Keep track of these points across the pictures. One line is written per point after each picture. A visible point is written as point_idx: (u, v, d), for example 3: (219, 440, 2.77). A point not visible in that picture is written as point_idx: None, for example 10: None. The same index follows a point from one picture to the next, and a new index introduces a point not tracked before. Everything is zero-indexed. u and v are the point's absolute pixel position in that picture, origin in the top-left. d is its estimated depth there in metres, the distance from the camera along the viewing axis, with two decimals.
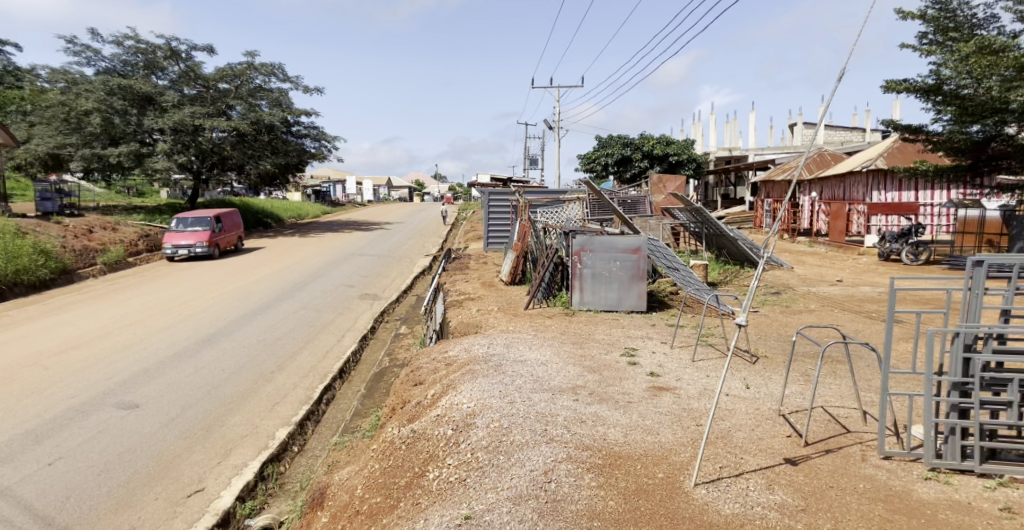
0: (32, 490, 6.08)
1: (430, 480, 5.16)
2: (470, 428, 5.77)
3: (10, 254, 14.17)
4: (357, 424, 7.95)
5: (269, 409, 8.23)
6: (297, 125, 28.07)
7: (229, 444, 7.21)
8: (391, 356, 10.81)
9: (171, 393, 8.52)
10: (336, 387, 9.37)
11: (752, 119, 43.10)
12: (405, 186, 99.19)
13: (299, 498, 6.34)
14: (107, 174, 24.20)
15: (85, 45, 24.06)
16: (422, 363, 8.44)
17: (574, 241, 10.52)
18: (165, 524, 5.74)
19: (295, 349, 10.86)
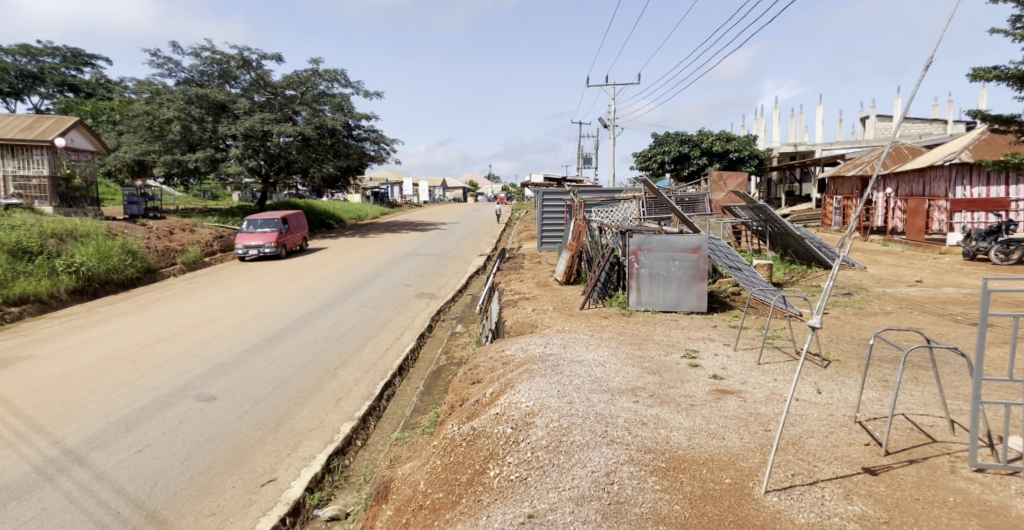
0: (124, 475, 6.47)
1: (491, 478, 5.21)
2: (529, 427, 5.77)
3: (102, 254, 15.07)
4: (417, 421, 8.09)
5: (334, 404, 8.47)
6: (358, 128, 28.74)
7: (298, 437, 7.48)
8: (448, 355, 10.94)
9: (245, 387, 8.90)
10: (396, 384, 9.56)
11: (820, 112, 41.47)
12: (460, 187, 100.17)
13: (364, 491, 6.53)
14: (185, 179, 25.50)
15: (166, 57, 25.42)
16: (481, 361, 8.49)
17: (631, 241, 10.39)
18: (241, 512, 5.99)
19: (357, 346, 11.15)
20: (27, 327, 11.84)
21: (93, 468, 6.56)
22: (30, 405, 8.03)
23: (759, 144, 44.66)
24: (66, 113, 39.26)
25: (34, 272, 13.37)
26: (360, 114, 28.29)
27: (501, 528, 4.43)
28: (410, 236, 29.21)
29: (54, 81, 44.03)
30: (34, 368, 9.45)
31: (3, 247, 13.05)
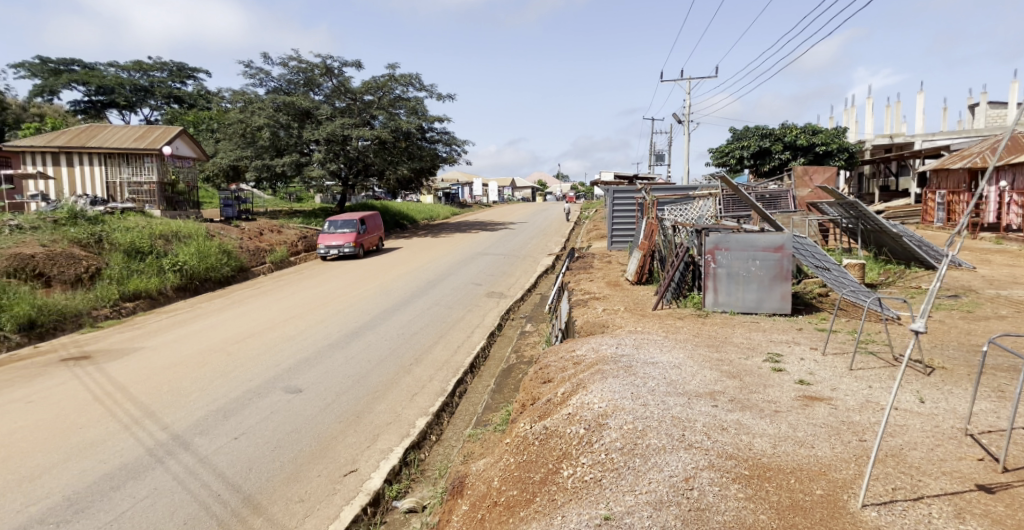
0: (223, 460, 6.84)
1: (564, 478, 5.18)
2: (603, 428, 5.69)
3: (201, 253, 15.99)
4: (489, 418, 8.18)
5: (409, 399, 8.67)
6: (430, 131, 29.34)
7: (377, 430, 7.70)
8: (518, 354, 10.98)
9: (328, 380, 9.25)
10: (468, 381, 9.69)
11: (921, 101, 38.94)
12: (530, 187, 100.42)
13: (439, 485, 6.66)
14: (273, 183, 26.86)
15: (258, 67, 26.87)
16: (552, 360, 8.44)
17: (707, 240, 10.13)
18: (326, 500, 6.21)
19: (431, 343, 11.36)
20: (139, 320, 12.79)
21: (197, 453, 6.98)
22: (142, 392, 8.63)
23: (850, 136, 42.43)
24: (172, 123, 42.35)
25: (144, 271, 14.41)
26: (433, 117, 28.85)
27: (576, 529, 4.39)
28: (480, 236, 29.48)
29: (162, 93, 47.48)
30: (144, 358, 10.17)
31: (119, 247, 14.27)
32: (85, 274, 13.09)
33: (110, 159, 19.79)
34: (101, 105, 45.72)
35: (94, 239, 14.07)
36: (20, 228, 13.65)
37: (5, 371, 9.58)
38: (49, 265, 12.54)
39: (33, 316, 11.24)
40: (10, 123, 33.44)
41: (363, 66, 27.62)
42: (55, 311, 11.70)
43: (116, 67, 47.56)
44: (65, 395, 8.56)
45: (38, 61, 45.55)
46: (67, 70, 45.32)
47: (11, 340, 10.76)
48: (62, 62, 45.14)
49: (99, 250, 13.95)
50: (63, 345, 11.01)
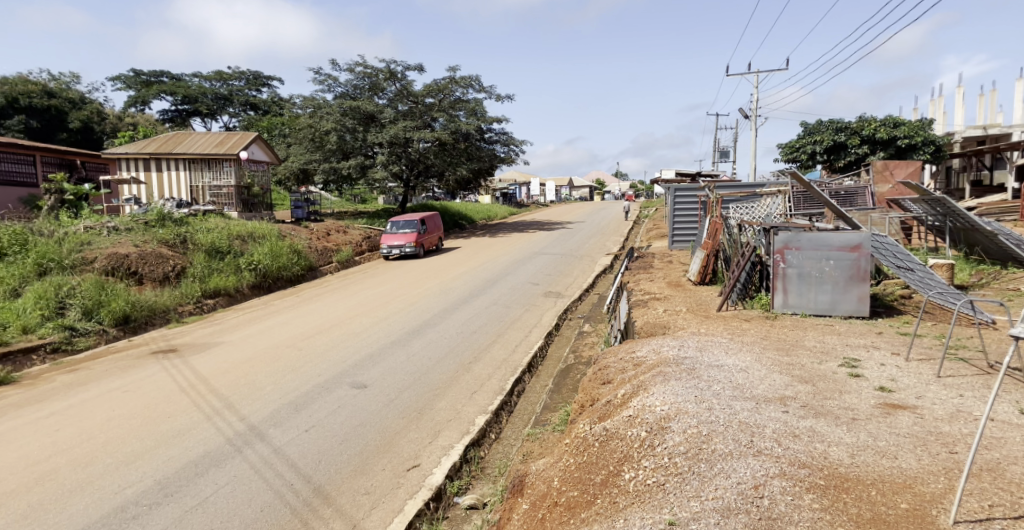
0: (295, 451, 7.06)
1: (626, 481, 5.08)
2: (665, 431, 5.55)
3: (274, 253, 16.60)
4: (548, 418, 8.12)
5: (470, 397, 8.73)
6: (489, 132, 29.55)
7: (438, 426, 7.78)
8: (576, 354, 10.89)
9: (392, 376, 9.43)
10: (526, 380, 9.67)
11: (1019, 89, 36.23)
12: (589, 186, 99.46)
13: (499, 483, 6.67)
14: (339, 185, 27.69)
15: (327, 74, 27.76)
16: (611, 361, 8.30)
17: (777, 238, 9.75)
18: (390, 493, 6.31)
19: (490, 342, 11.41)
20: (218, 317, 13.40)
21: (271, 443, 7.23)
22: (221, 384, 9.02)
23: (937, 128, 39.92)
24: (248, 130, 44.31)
25: (223, 269, 15.10)
26: (492, 118, 29.06)
27: None
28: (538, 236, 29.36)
29: (240, 101, 49.87)
30: (221, 352, 10.64)
31: (201, 247, 15.02)
32: (172, 273, 13.82)
33: (193, 165, 20.85)
34: (187, 114, 48.43)
35: (180, 240, 14.86)
36: (115, 229, 14.59)
37: (103, 362, 10.22)
38: (141, 264, 13.33)
39: (128, 311, 11.94)
40: (108, 132, 35.51)
41: (425, 70, 28.10)
42: (146, 307, 12.40)
43: (198, 77, 50.16)
44: (153, 385, 9.05)
45: (131, 74, 48.55)
46: (157, 81, 48.08)
47: (108, 333, 11.47)
48: (151, 74, 47.92)
49: (184, 249, 14.74)
50: (154, 339, 11.66)
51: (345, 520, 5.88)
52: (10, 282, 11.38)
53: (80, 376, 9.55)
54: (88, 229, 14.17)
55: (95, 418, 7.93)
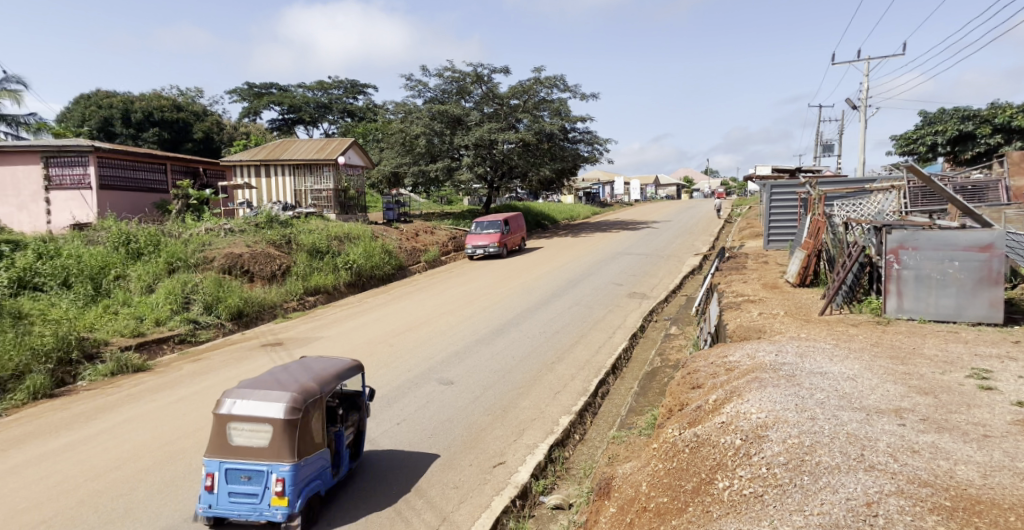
0: (387, 442, 7.25)
1: (720, 490, 4.80)
2: (763, 440, 5.23)
3: (368, 253, 17.20)
4: (634, 421, 7.91)
5: (554, 396, 8.66)
6: (573, 131, 29.36)
7: (522, 425, 7.76)
8: (663, 357, 10.58)
9: (478, 374, 9.52)
10: (610, 382, 9.49)
11: None
12: (675, 184, 96.99)
13: (585, 484, 6.56)
14: (428, 187, 28.42)
15: (418, 79, 28.57)
16: (702, 364, 7.98)
17: (889, 238, 9.05)
18: (478, 488, 6.35)
19: (572, 342, 11.30)
20: (319, 313, 14.04)
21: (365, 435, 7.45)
22: None
23: None
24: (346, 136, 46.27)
25: (323, 268, 15.82)
26: (576, 117, 28.86)
27: None
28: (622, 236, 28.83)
29: (338, 108, 52.26)
30: (319, 346, 11.13)
31: (303, 247, 15.85)
32: (278, 272, 14.63)
33: (297, 170, 22.15)
34: (292, 122, 51.26)
35: (285, 240, 15.76)
36: (231, 231, 15.65)
37: (220, 353, 10.95)
38: (252, 263, 14.22)
39: (241, 307, 12.73)
40: (225, 141, 38.03)
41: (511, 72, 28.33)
42: (257, 302, 13.17)
43: (302, 87, 52.90)
44: None
45: (245, 86, 51.96)
46: (267, 93, 51.16)
47: (225, 327, 12.27)
48: (262, 86, 51.06)
49: (288, 249, 15.61)
50: (264, 333, 12.36)
51: (435, 512, 5.95)
52: (145, 279, 12.40)
53: (201, 365, 10.26)
54: (208, 230, 15.28)
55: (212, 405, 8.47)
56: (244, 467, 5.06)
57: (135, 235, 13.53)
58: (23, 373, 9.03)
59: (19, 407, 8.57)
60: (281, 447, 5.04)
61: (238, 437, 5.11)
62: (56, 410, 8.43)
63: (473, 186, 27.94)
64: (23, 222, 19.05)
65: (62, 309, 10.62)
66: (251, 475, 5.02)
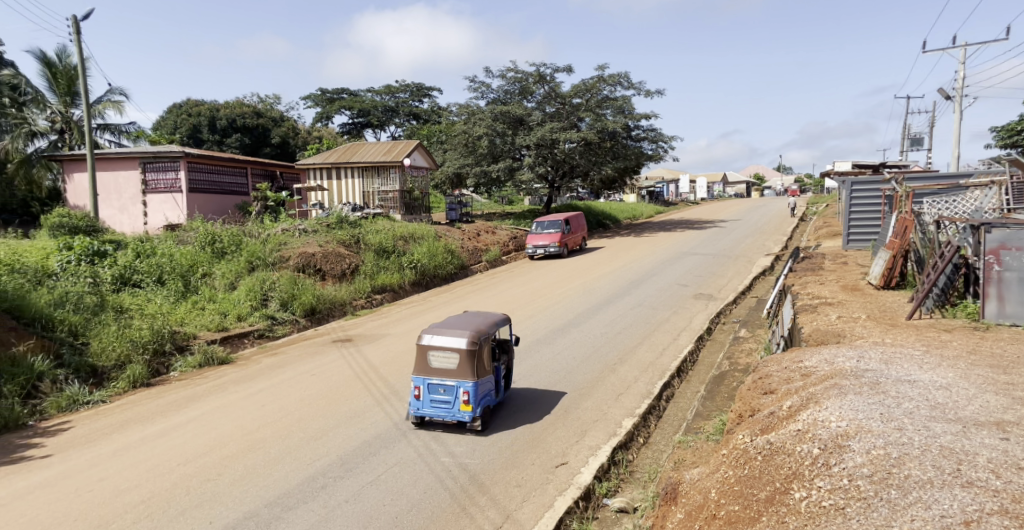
0: (452, 438, 7.31)
1: (796, 500, 4.52)
2: (843, 451, 4.90)
3: (432, 253, 17.45)
4: (701, 426, 7.65)
5: (616, 398, 8.50)
6: (637, 129, 28.84)
7: (585, 426, 7.65)
8: (731, 360, 10.21)
9: (539, 374, 9.46)
10: (675, 386, 9.24)
11: None
12: (744, 181, 93.81)
13: (650, 488, 6.40)
14: (490, 188, 28.59)
15: (481, 81, 28.83)
16: (773, 369, 7.53)
17: (988, 237, 8.53)
18: (541, 488, 6.28)
19: (635, 343, 11.08)
20: (387, 310, 14.33)
21: (431, 431, 7.52)
22: (388, 373, 9.61)
23: None
24: (412, 138, 47.11)
25: (390, 267, 16.15)
26: (640, 115, 28.34)
27: None
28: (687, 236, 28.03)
29: (404, 111, 53.37)
30: (385, 343, 11.37)
31: (371, 247, 16.25)
32: (348, 270, 15.02)
33: (365, 172, 22.66)
34: (361, 126, 52.72)
35: (354, 240, 16.19)
36: (304, 231, 16.22)
37: (295, 348, 11.34)
38: (324, 262, 14.67)
39: (315, 304, 13.14)
40: (299, 145, 39.51)
41: (574, 70, 28.14)
42: (329, 300, 13.57)
43: (371, 92, 54.27)
44: (332, 371, 9.86)
45: (318, 92, 53.80)
46: (338, 98, 52.80)
47: (299, 323, 12.70)
48: (334, 91, 52.68)
49: (357, 249, 16.03)
50: (334, 329, 12.72)
51: (499, 509, 5.91)
52: (228, 277, 13.01)
53: (279, 359, 10.65)
54: (284, 231, 15.88)
55: (288, 397, 8.78)
56: (440, 382, 7.24)
57: (220, 235, 14.22)
58: (124, 362, 9.61)
59: (119, 394, 9.10)
60: (465, 368, 7.15)
61: (435, 361, 7.29)
62: (152, 398, 8.94)
63: (534, 186, 28.02)
64: (123, 223, 20.40)
65: (156, 304, 11.27)
66: (446, 388, 7.17)
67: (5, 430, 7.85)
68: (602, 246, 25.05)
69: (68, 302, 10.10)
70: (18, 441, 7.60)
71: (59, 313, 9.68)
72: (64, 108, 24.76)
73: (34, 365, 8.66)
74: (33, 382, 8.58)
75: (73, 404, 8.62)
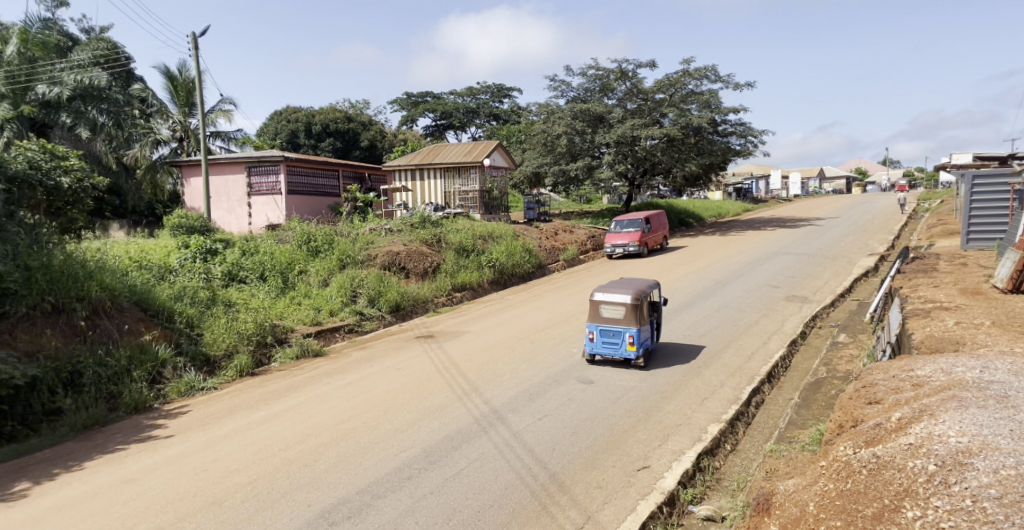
0: (532, 436, 7.21)
1: (908, 520, 3.67)
2: (965, 466, 3.83)
3: (510, 252, 17.50)
4: (795, 435, 7.15)
5: (700, 402, 8.12)
6: (724, 124, 27.78)
7: (667, 430, 7.33)
8: (828, 366, 9.55)
9: (620, 375, 9.20)
10: (766, 392, 8.73)
11: None
12: (842, 177, 88.45)
13: (740, 498, 6.05)
14: (568, 187, 28.35)
15: (561, 80, 28.71)
16: (878, 377, 6.16)
17: None
18: (622, 491, 6.05)
19: (722, 346, 10.59)
20: (466, 308, 14.46)
21: (511, 428, 7.45)
22: (470, 368, 9.68)
23: None
24: (494, 138, 47.58)
25: (469, 265, 16.31)
26: (727, 109, 27.27)
27: None
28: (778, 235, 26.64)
29: (485, 112, 54.05)
30: (467, 340, 11.46)
31: (452, 245, 16.49)
32: (430, 269, 15.28)
33: (447, 173, 23.03)
34: (444, 127, 53.85)
35: (436, 239, 16.48)
36: (390, 230, 16.66)
37: (381, 342, 11.64)
38: (408, 260, 15.02)
39: (399, 300, 13.43)
40: (387, 148, 40.79)
41: (657, 65, 27.48)
42: (412, 296, 13.85)
43: (454, 94, 55.26)
44: (417, 365, 10.02)
45: (404, 95, 55.34)
46: (423, 101, 54.13)
47: (385, 319, 13.01)
48: (419, 95, 53.96)
49: (439, 248, 16.31)
50: (418, 325, 12.93)
51: (580, 510, 5.73)
52: (323, 274, 13.55)
53: (367, 353, 10.94)
54: (372, 230, 16.38)
55: (377, 389, 9.00)
56: (610, 327, 9.28)
57: (315, 235, 14.79)
58: (232, 352, 10.18)
59: (229, 382, 9.62)
60: (630, 317, 9.13)
61: (605, 312, 9.32)
62: (256, 386, 9.38)
63: (614, 184, 27.62)
64: (232, 224, 21.69)
65: (258, 298, 11.87)
66: (615, 332, 9.20)
67: (136, 412, 8.49)
68: (685, 246, 24.24)
69: (185, 296, 10.82)
70: (146, 422, 8.16)
71: (179, 306, 10.36)
72: (184, 118, 26.63)
73: (159, 353, 9.29)
74: (158, 368, 9.22)
75: (190, 390, 9.18)
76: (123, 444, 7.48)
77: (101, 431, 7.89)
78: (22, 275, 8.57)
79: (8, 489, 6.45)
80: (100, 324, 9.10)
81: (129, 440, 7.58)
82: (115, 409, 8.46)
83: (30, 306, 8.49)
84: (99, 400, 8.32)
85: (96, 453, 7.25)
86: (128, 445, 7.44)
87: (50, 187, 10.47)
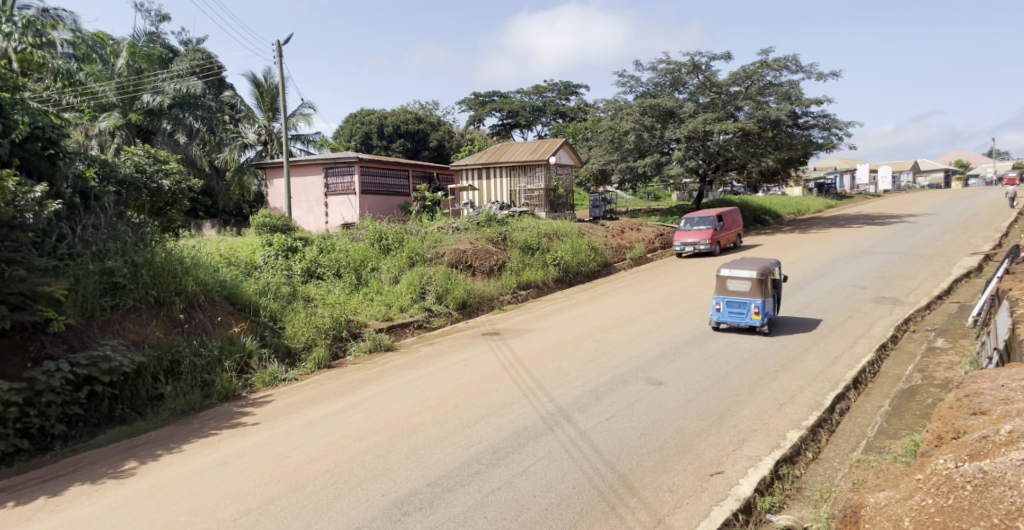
0: (599, 436, 6.93)
1: None
2: None
3: (575, 250, 17.19)
4: (886, 445, 6.54)
5: (778, 407, 7.59)
6: (805, 116, 26.37)
7: (742, 435, 6.87)
8: (923, 373, 8.74)
9: (693, 376, 8.78)
10: (851, 398, 8.08)
11: None
12: (937, 171, 82.42)
13: (825, 509, 5.58)
14: (636, 184, 27.63)
15: (630, 76, 28.08)
16: (985, 384, 5.44)
17: None
18: (695, 496, 5.69)
19: (802, 349, 9.93)
20: (531, 306, 14.26)
21: (578, 426, 7.20)
22: (535, 367, 9.47)
23: None
24: (561, 136, 46.99)
25: (534, 263, 16.11)
26: (808, 100, 25.88)
27: None
28: (863, 232, 24.96)
29: (552, 110, 53.57)
30: (535, 338, 11.25)
31: (516, 244, 16.35)
32: (495, 267, 15.20)
33: (512, 171, 22.94)
34: (511, 127, 53.73)
35: (501, 238, 16.40)
36: (457, 229, 16.65)
37: (450, 338, 11.63)
38: (474, 258, 14.99)
39: (465, 298, 13.40)
40: (453, 149, 41.10)
41: (733, 57, 26.42)
42: (478, 294, 13.80)
43: (521, 93, 55.03)
44: (481, 362, 9.91)
45: (472, 96, 55.59)
46: (490, 100, 54.21)
47: (452, 315, 13.01)
48: (486, 95, 54.05)
49: (504, 246, 16.21)
50: (484, 322, 12.85)
51: (650, 513, 5.43)
52: (393, 271, 13.72)
53: (434, 349, 10.94)
54: (439, 229, 16.44)
55: (444, 385, 8.93)
56: (735, 299, 10.29)
57: (386, 233, 14.99)
58: (310, 346, 10.40)
59: (309, 374, 9.83)
60: (755, 290, 10.10)
61: (732, 286, 10.34)
62: (333, 378, 9.54)
63: (684, 181, 26.71)
64: (308, 222, 22.39)
65: (334, 294, 12.13)
66: (740, 304, 10.18)
67: (227, 399, 8.79)
68: (760, 245, 23.12)
69: (269, 291, 11.14)
70: (237, 410, 8.42)
71: (263, 301, 10.70)
72: (268, 122, 27.89)
73: (246, 345, 9.58)
74: (245, 358, 9.52)
75: (275, 380, 9.43)
76: (216, 429, 7.74)
77: (196, 416, 8.18)
78: (129, 270, 9.12)
79: (120, 467, 6.75)
80: (196, 317, 9.49)
81: (222, 425, 7.85)
82: (208, 396, 8.76)
83: (137, 298, 8.97)
84: (195, 387, 8.66)
85: (195, 436, 7.53)
86: (220, 430, 7.69)
87: (154, 190, 11.12)
